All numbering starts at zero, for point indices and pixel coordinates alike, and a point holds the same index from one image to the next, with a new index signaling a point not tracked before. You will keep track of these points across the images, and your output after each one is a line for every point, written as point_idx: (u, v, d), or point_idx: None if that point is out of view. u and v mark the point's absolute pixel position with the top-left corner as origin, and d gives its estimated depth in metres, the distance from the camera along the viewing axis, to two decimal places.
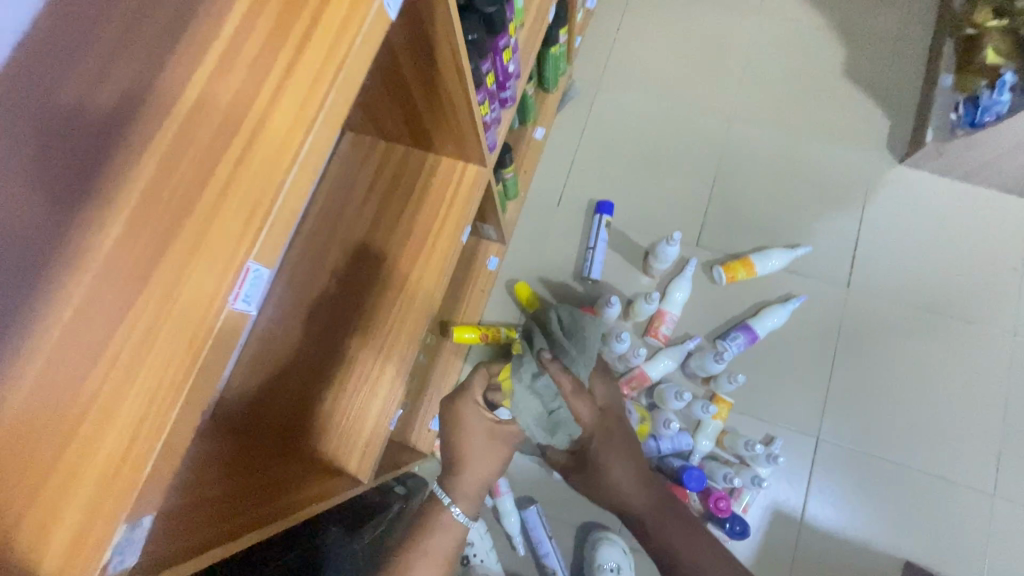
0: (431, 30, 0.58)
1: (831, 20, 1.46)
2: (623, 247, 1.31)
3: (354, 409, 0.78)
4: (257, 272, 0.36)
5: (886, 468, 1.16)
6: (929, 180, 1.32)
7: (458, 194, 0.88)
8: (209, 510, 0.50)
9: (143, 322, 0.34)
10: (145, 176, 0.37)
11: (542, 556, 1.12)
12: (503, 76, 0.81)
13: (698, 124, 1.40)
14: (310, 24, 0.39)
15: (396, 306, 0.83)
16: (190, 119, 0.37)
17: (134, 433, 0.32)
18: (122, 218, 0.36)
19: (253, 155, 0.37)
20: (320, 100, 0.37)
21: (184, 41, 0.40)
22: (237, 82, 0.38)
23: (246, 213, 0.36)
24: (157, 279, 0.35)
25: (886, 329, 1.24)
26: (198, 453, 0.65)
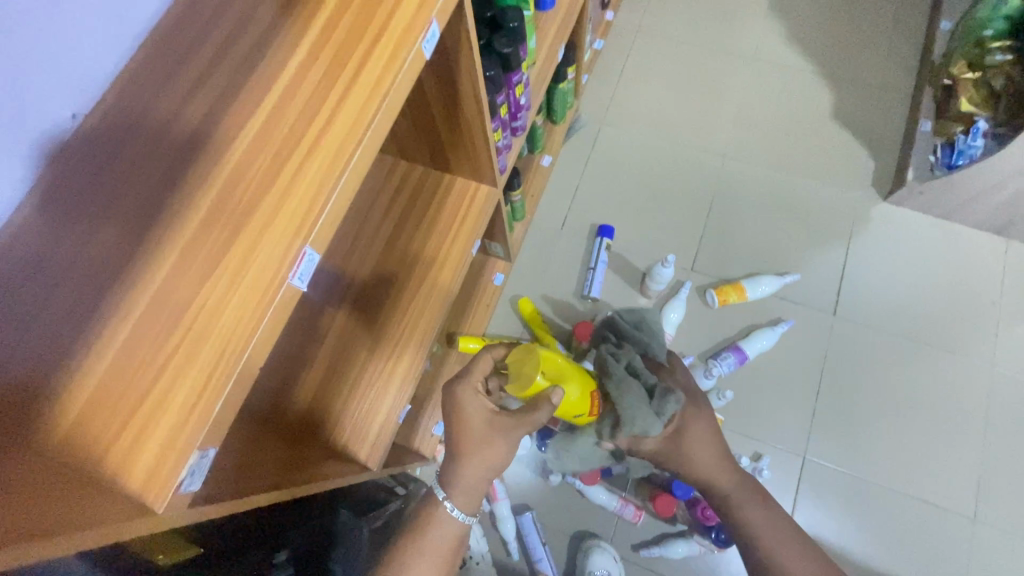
0: (456, 68, 0.68)
1: (821, 67, 1.57)
2: (622, 269, 1.39)
3: (367, 402, 0.85)
4: (310, 257, 0.44)
5: (871, 489, 1.21)
6: (911, 217, 1.40)
7: (470, 211, 0.97)
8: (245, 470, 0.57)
9: (217, 292, 0.42)
10: (224, 178, 0.45)
11: (535, 562, 1.15)
12: (515, 107, 0.91)
13: (695, 158, 1.50)
14: (360, 63, 0.48)
15: (410, 310, 0.90)
16: (261, 135, 0.46)
17: (206, 380, 0.39)
18: (205, 211, 0.44)
19: (310, 164, 0.45)
20: (366, 123, 0.46)
21: (256, 73, 0.49)
22: (300, 106, 0.47)
23: (304, 208, 0.44)
24: (230, 258, 0.43)
25: (870, 355, 1.30)
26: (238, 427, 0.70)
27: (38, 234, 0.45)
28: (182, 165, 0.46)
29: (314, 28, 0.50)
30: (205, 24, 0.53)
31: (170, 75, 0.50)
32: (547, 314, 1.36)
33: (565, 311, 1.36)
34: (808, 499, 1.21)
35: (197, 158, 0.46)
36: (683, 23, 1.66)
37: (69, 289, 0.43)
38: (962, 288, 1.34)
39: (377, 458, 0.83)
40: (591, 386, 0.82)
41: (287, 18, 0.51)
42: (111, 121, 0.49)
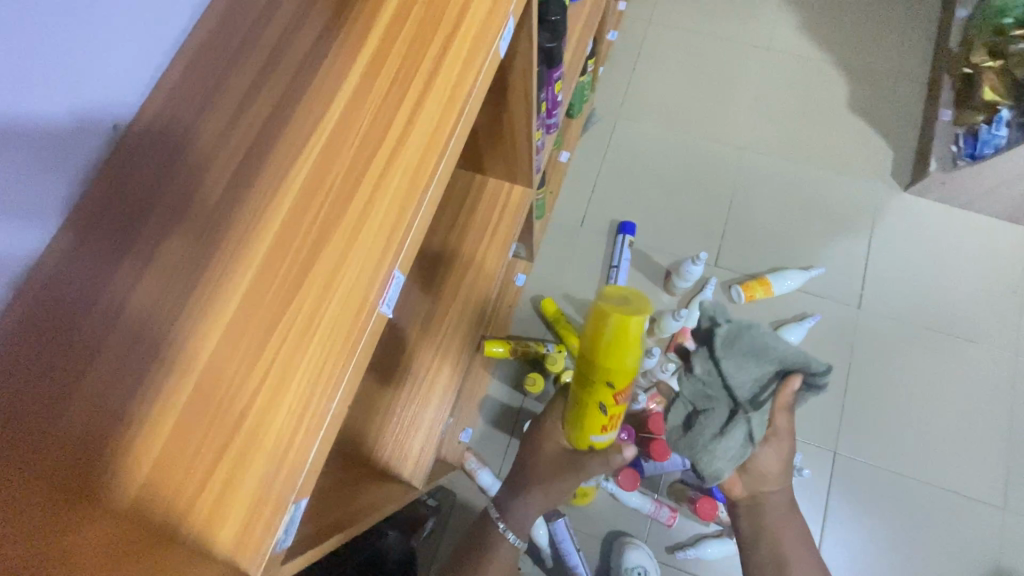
0: (508, 66, 0.64)
1: (836, 57, 1.55)
2: (645, 267, 1.37)
3: (408, 416, 0.82)
4: (399, 279, 0.40)
5: (903, 483, 1.21)
6: (932, 207, 1.39)
7: (505, 212, 0.92)
8: (329, 503, 0.60)
9: (299, 324, 0.38)
10: (292, 196, 0.41)
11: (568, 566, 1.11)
12: (552, 104, 0.86)
13: (712, 151, 1.47)
14: (433, 68, 0.44)
15: (447, 320, 0.87)
16: (331, 146, 0.43)
17: (295, 425, 0.36)
18: (274, 234, 0.41)
19: (390, 179, 0.41)
20: (449, 131, 0.42)
21: (317, 79, 0.45)
22: (373, 111, 0.43)
23: (389, 226, 0.40)
24: (309, 285, 0.39)
25: (897, 349, 1.29)
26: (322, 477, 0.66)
27: (76, 266, 0.40)
28: (240, 184, 0.42)
29: (378, 26, 0.46)
30: (250, 21, 0.48)
31: (217, 80, 0.46)
32: (570, 314, 1.33)
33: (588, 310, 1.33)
34: (840, 494, 1.20)
35: (259, 177, 0.42)
36: (695, 13, 1.62)
37: (127, 328, 0.38)
38: (984, 279, 1.34)
39: (422, 475, 0.80)
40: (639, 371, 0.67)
41: (345, 17, 0.47)
42: (153, 131, 0.44)
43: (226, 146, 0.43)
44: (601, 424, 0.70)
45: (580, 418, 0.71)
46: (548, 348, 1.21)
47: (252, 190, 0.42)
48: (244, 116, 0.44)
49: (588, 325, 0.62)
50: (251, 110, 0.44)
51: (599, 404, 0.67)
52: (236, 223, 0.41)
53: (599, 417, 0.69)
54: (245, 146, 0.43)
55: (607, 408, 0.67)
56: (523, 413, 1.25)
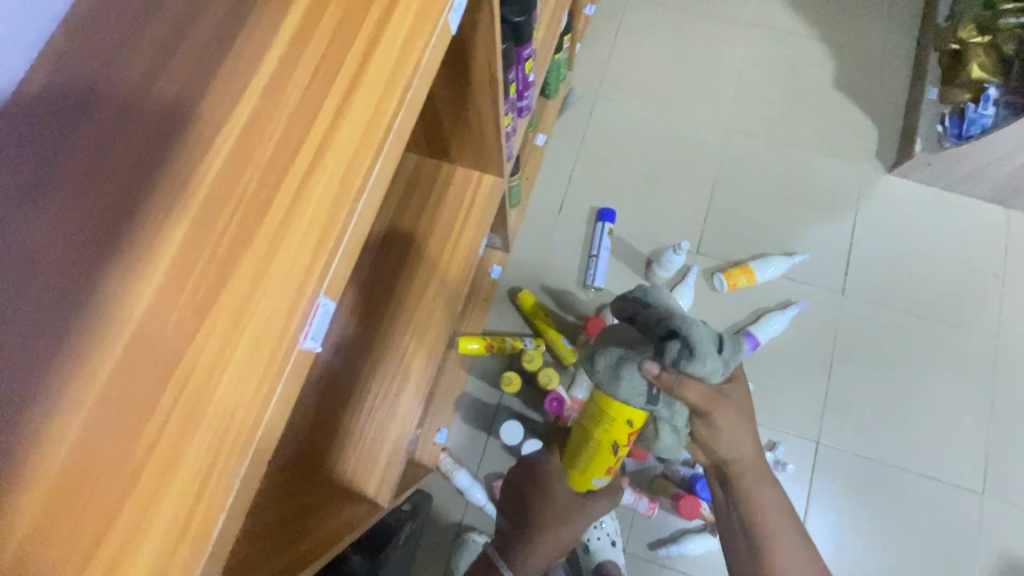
0: (469, 44, 0.57)
1: (821, 33, 1.49)
2: (626, 255, 1.31)
3: (371, 430, 0.76)
4: (325, 306, 0.34)
5: (882, 471, 1.20)
6: (915, 190, 1.36)
7: (474, 204, 0.85)
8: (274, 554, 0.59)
9: (203, 366, 0.32)
10: (197, 205, 0.34)
11: None
12: (523, 85, 0.79)
13: (695, 132, 1.41)
14: (367, 47, 0.37)
15: (414, 323, 0.80)
16: (244, 141, 0.35)
17: (200, 489, 0.30)
18: (175, 251, 0.33)
19: (314, 186, 0.34)
20: (385, 126, 0.35)
21: (229, 59, 0.37)
22: (296, 97, 0.36)
23: (314, 240, 0.34)
24: (216, 318, 0.32)
25: (879, 335, 1.27)
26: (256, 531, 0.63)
27: None
28: (133, 190, 0.34)
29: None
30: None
31: (105, 60, 0.37)
32: (549, 306, 1.28)
33: (568, 303, 1.28)
34: (822, 485, 1.19)
35: (158, 182, 0.35)
36: None
37: None
38: (967, 263, 1.32)
39: (388, 493, 0.73)
40: None
41: None
42: (23, 128, 0.35)
43: (117, 143, 0.35)
44: (610, 464, 0.90)
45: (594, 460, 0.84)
46: (526, 344, 1.18)
47: (149, 198, 0.34)
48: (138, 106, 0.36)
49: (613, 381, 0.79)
50: (148, 98, 0.36)
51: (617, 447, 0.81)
52: (128, 239, 0.34)
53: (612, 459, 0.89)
54: (141, 144, 0.35)
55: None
56: (501, 411, 1.21)
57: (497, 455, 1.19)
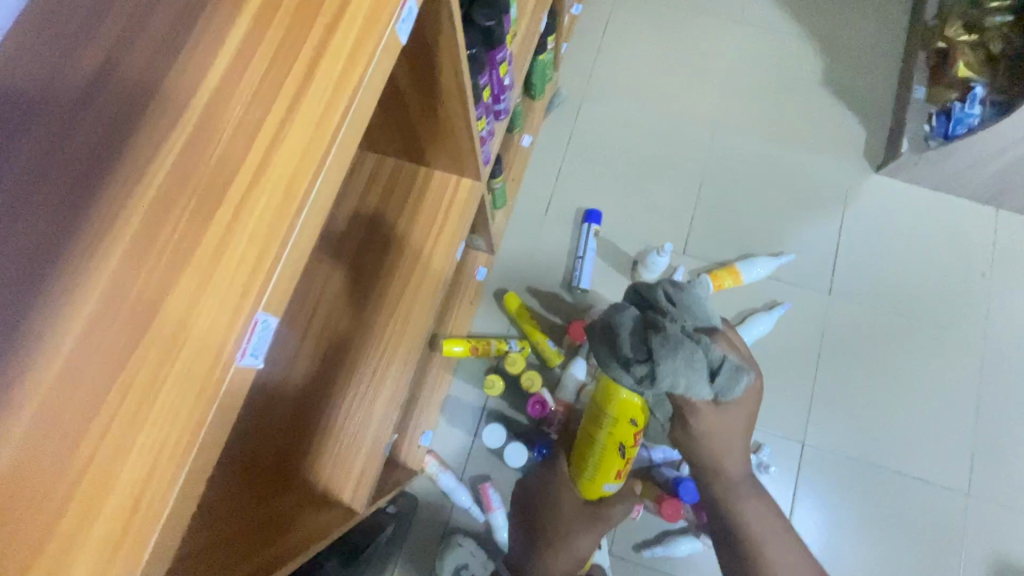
0: (433, 51, 0.56)
1: (809, 31, 1.48)
2: (612, 256, 1.31)
3: (347, 435, 0.75)
4: (265, 323, 0.34)
5: (867, 470, 1.20)
6: (903, 189, 1.36)
7: (452, 207, 0.85)
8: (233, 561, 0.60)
9: (138, 386, 0.32)
10: (137, 223, 0.34)
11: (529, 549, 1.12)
12: (498, 89, 0.78)
13: (681, 132, 1.40)
14: (311, 61, 0.37)
15: (389, 328, 0.80)
16: (188, 154, 0.35)
17: (131, 510, 0.30)
18: (114, 269, 0.33)
19: (254, 203, 0.34)
20: (327, 142, 0.36)
21: (172, 74, 0.37)
22: (240, 110, 0.36)
23: (255, 254, 0.34)
24: (153, 337, 0.32)
25: (866, 335, 1.27)
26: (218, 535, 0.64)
27: None
28: (70, 207, 0.34)
29: (247, 7, 0.38)
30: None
31: (49, 72, 0.37)
32: (534, 308, 1.27)
33: (554, 304, 1.28)
34: (808, 486, 1.19)
35: (97, 199, 0.34)
36: None
37: None
38: (954, 262, 1.31)
39: (364, 499, 0.73)
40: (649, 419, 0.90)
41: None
42: None
43: (53, 159, 0.35)
44: (615, 465, 0.92)
45: (603, 459, 0.91)
46: (510, 346, 1.18)
47: (88, 215, 0.34)
48: (77, 121, 0.36)
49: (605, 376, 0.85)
50: (86, 111, 0.36)
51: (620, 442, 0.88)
52: (64, 257, 0.33)
53: (617, 459, 0.91)
54: (78, 159, 0.35)
55: (624, 451, 0.89)
56: (486, 414, 1.20)
57: (483, 456, 1.19)
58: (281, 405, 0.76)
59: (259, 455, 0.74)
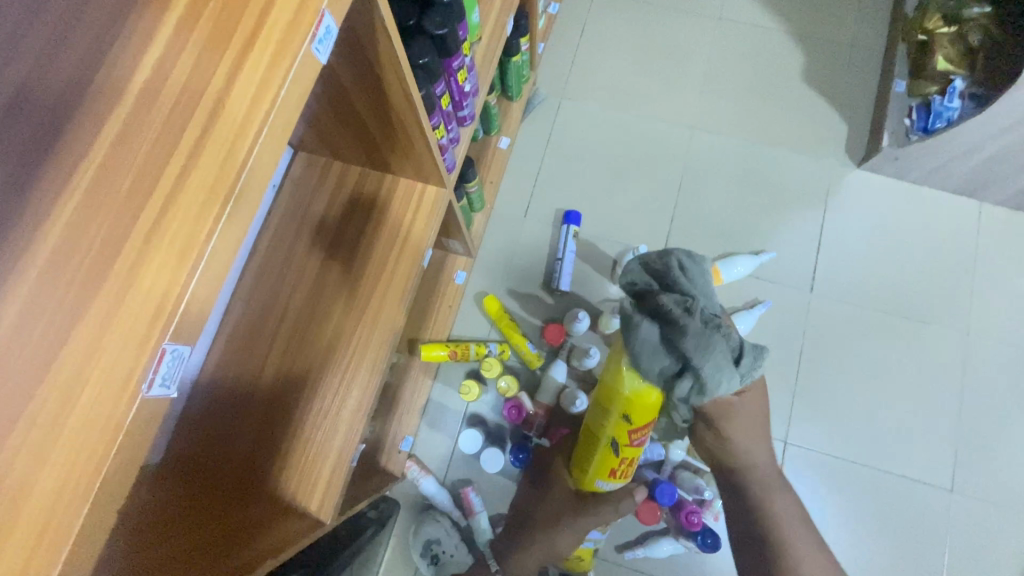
0: (377, 63, 0.56)
1: (790, 25, 1.46)
2: (591, 257, 1.31)
3: (314, 446, 0.75)
4: (175, 351, 0.34)
5: (849, 468, 1.20)
6: (884, 183, 1.34)
7: (418, 214, 0.85)
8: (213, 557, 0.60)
9: (43, 420, 0.31)
10: (42, 254, 0.33)
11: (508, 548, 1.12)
12: (459, 96, 0.78)
13: (661, 131, 1.39)
14: (225, 82, 0.36)
15: (355, 338, 0.79)
16: (99, 178, 0.35)
17: (34, 543, 0.30)
18: (18, 303, 0.32)
19: (164, 230, 0.34)
20: (239, 167, 0.36)
21: (80, 96, 0.36)
22: (153, 132, 0.36)
23: (165, 282, 0.34)
24: (59, 370, 0.32)
25: (849, 332, 1.26)
26: (190, 535, 0.63)
27: None
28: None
29: (161, 25, 0.37)
30: None
31: None
32: (514, 310, 1.27)
33: (534, 306, 1.27)
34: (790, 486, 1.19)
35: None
36: None
37: None
38: (937, 257, 1.30)
39: (330, 509, 0.73)
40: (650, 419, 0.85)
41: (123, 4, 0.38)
42: None
43: None
44: (613, 465, 0.91)
45: (598, 457, 0.91)
46: (490, 349, 1.19)
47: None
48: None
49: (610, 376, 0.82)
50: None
51: (616, 441, 0.87)
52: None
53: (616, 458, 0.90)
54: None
55: (621, 450, 0.88)
56: (466, 418, 1.20)
57: (464, 460, 1.18)
58: (248, 414, 0.76)
59: (226, 463, 0.73)
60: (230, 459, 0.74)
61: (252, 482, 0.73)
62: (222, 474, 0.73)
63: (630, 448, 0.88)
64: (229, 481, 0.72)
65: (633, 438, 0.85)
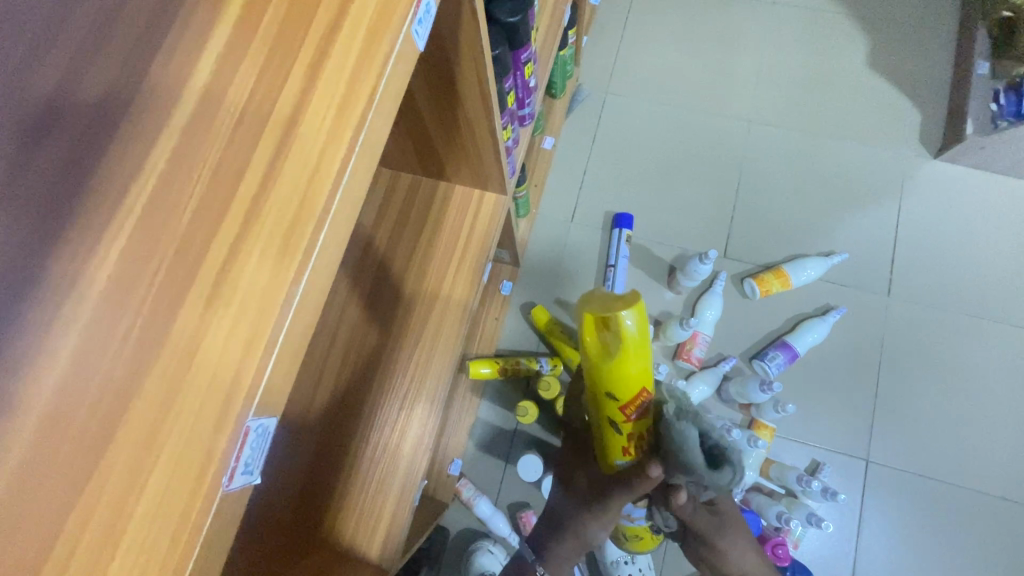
0: (454, 52, 0.49)
1: (852, 8, 1.35)
2: (646, 264, 1.21)
3: (371, 484, 0.68)
4: (259, 429, 0.28)
5: (942, 492, 1.08)
6: (964, 175, 1.23)
7: (476, 223, 0.77)
8: None
9: (101, 517, 0.24)
10: (91, 304, 0.26)
11: None
12: (524, 92, 0.70)
13: (716, 125, 1.30)
14: (310, 76, 0.29)
15: (414, 363, 0.72)
16: (160, 199, 0.28)
17: None
18: (64, 367, 0.26)
19: (240, 270, 0.27)
20: (332, 182, 0.28)
21: (130, 99, 0.29)
22: (223, 139, 0.28)
23: (245, 332, 0.27)
24: (117, 455, 0.25)
25: (933, 340, 1.15)
26: None
27: None
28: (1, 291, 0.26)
29: (227, 9, 0.30)
30: None
31: None
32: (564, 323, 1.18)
33: None
34: (874, 510, 1.08)
35: (34, 276, 0.26)
36: None
37: None
38: None
39: (393, 557, 0.65)
40: (643, 381, 0.69)
41: None
42: None
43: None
44: (619, 445, 0.74)
45: (604, 442, 0.76)
46: (542, 366, 1.10)
47: (21, 300, 0.26)
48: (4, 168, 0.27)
49: (589, 358, 0.70)
50: (15, 154, 0.27)
51: (609, 418, 0.72)
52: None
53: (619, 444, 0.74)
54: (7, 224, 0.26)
55: (620, 428, 0.72)
56: (518, 438, 1.13)
57: (517, 484, 1.10)
58: (296, 452, 0.69)
59: (278, 508, 0.67)
60: (283, 502, 0.67)
61: (306, 530, 0.66)
62: (277, 520, 0.66)
63: (633, 425, 0.72)
64: (285, 530, 0.66)
65: (627, 407, 0.70)
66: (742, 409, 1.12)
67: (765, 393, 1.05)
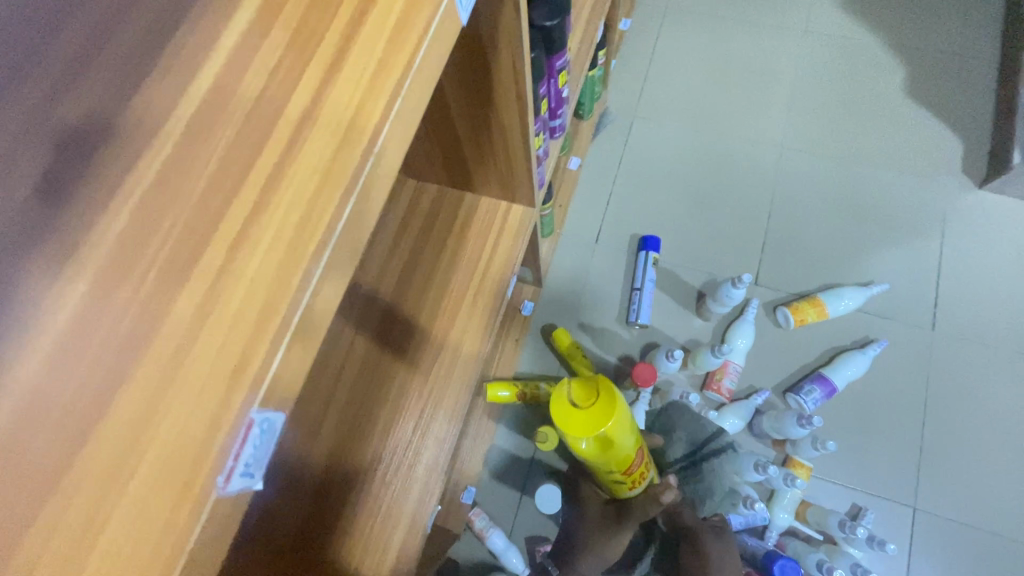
0: (490, 51, 0.47)
1: (887, 37, 1.33)
2: (673, 288, 1.17)
3: (380, 509, 0.63)
4: (265, 424, 0.24)
5: (999, 548, 0.99)
6: (1011, 207, 1.18)
7: (501, 236, 0.75)
8: None
9: (75, 519, 0.21)
10: (88, 276, 0.24)
11: None
12: (556, 101, 0.68)
13: (745, 151, 1.27)
14: (342, 46, 0.27)
15: (431, 378, 0.69)
16: (172, 167, 0.25)
17: None
18: (47, 348, 0.23)
19: (252, 247, 0.25)
20: (360, 156, 0.26)
21: (153, 65, 0.27)
22: (245, 108, 0.26)
23: (255, 314, 0.24)
24: (101, 446, 0.22)
25: (985, 379, 1.08)
26: None
27: None
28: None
29: None
30: None
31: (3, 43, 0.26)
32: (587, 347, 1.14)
33: (610, 341, 1.14)
34: (925, 564, 0.98)
35: (27, 246, 0.24)
36: None
37: None
38: None
39: None
40: None
41: None
42: None
43: None
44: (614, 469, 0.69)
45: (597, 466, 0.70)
46: None
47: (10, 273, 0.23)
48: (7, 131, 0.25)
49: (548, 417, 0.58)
50: (20, 118, 0.25)
51: None
52: None
53: (620, 477, 0.75)
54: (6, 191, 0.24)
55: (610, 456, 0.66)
56: (534, 466, 1.07)
57: (533, 515, 1.04)
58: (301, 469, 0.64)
59: (280, 530, 0.62)
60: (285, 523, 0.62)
61: (309, 555, 0.61)
62: (277, 543, 0.61)
63: None
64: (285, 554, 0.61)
65: None
66: (775, 444, 1.05)
67: (803, 428, 0.98)
